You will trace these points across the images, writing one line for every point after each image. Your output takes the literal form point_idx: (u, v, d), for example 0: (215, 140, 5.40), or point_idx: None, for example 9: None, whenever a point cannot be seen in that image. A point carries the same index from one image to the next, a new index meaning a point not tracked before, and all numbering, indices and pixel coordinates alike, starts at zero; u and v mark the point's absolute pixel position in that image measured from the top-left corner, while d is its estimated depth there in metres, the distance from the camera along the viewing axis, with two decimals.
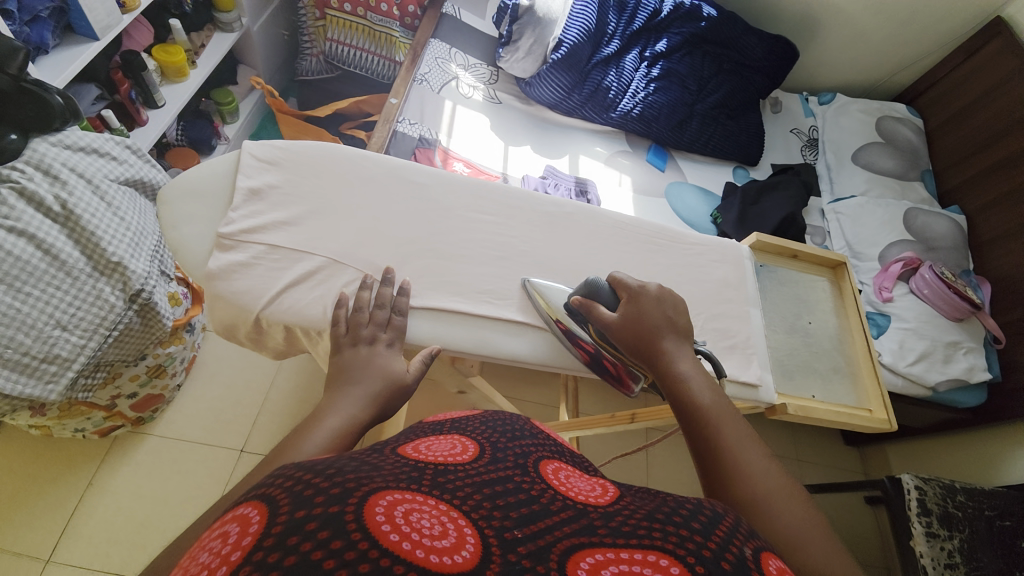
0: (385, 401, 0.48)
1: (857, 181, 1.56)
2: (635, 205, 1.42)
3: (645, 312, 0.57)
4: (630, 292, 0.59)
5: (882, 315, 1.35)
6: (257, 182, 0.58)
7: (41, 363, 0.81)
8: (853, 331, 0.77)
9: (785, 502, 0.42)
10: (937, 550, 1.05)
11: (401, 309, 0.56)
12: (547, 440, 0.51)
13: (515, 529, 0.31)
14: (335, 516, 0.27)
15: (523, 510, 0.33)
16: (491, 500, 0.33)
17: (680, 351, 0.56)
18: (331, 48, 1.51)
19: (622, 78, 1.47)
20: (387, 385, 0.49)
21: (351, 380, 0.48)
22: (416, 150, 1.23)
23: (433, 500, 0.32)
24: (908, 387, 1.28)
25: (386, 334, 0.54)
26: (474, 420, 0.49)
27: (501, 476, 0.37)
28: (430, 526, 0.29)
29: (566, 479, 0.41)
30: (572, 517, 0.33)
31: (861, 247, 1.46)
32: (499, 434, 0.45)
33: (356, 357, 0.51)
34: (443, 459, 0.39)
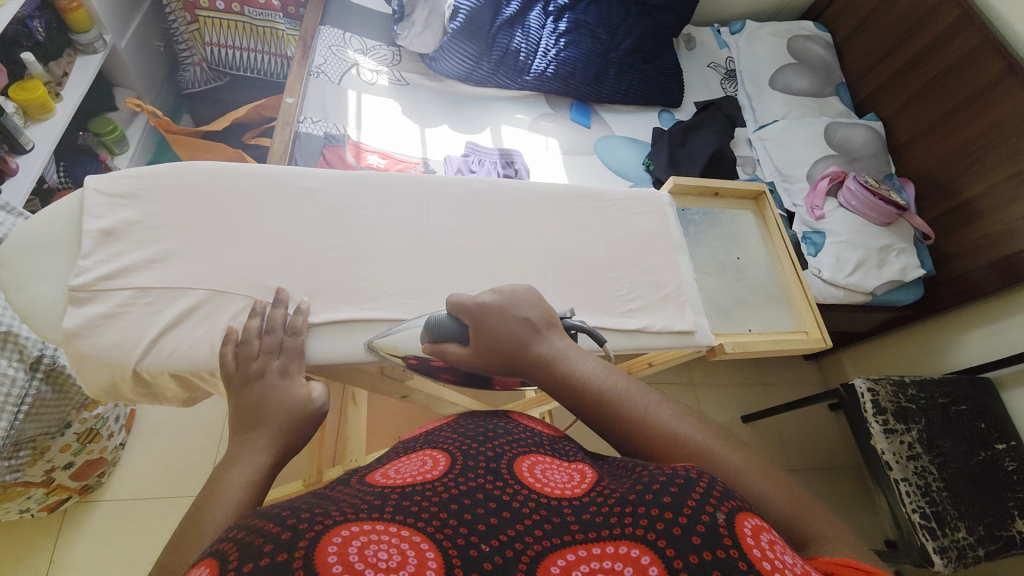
0: (297, 436, 0.43)
1: (777, 105, 1.58)
2: (567, 167, 1.39)
3: (493, 326, 0.50)
4: (471, 313, 0.51)
5: (818, 232, 1.39)
6: (111, 220, 0.51)
7: None
8: (781, 258, 0.78)
9: (713, 454, 0.40)
10: (897, 444, 1.11)
11: (295, 329, 0.51)
12: (524, 431, 0.49)
13: (482, 543, 0.32)
14: (283, 564, 0.27)
15: (490, 524, 0.34)
16: (459, 515, 0.34)
17: (546, 340, 0.50)
18: (212, 53, 1.38)
19: (530, 37, 1.40)
20: (292, 417, 0.44)
21: (249, 424, 0.42)
22: (325, 149, 1.15)
23: (394, 526, 0.32)
24: (849, 296, 1.34)
25: (279, 360, 0.48)
26: (451, 427, 0.49)
27: (469, 487, 0.37)
28: (387, 557, 0.29)
29: (542, 474, 0.41)
30: (545, 517, 0.35)
31: (790, 169, 1.48)
32: (474, 435, 0.45)
33: (251, 398, 0.44)
34: (411, 480, 0.39)
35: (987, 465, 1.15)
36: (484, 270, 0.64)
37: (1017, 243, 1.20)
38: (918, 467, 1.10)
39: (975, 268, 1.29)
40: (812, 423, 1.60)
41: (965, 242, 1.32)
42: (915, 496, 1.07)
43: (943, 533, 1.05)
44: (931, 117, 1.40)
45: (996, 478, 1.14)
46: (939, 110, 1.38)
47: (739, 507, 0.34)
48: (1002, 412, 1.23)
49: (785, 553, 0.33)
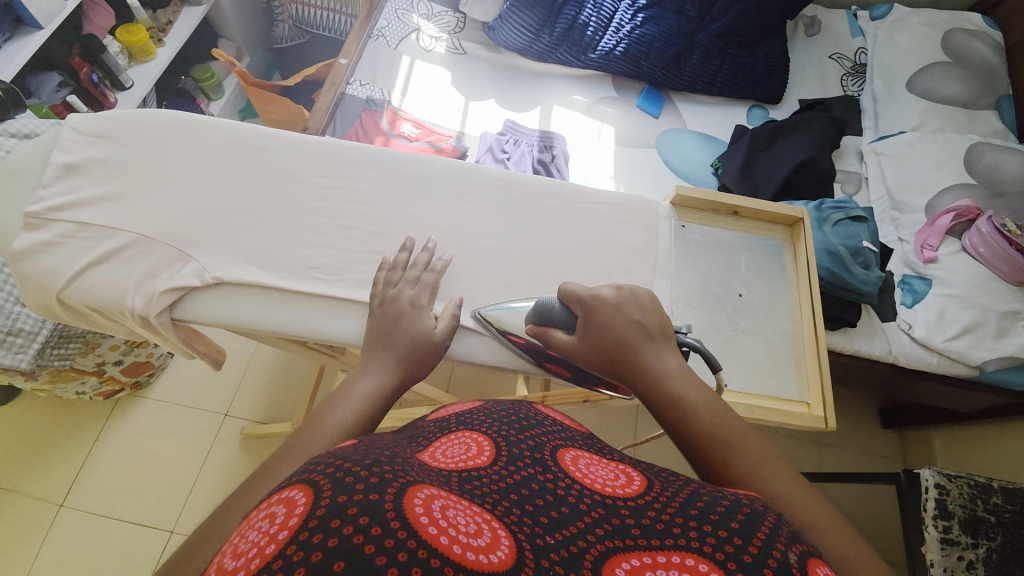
0: (417, 362, 0.50)
1: (907, 112, 1.26)
2: (616, 159, 1.25)
3: (606, 325, 0.49)
4: (583, 306, 0.50)
5: (923, 278, 1.10)
6: (77, 155, 0.55)
7: (7, 337, 0.84)
8: (802, 306, 0.63)
9: (809, 513, 0.35)
10: (954, 560, 0.87)
11: (433, 268, 0.57)
12: (554, 423, 0.41)
13: (550, 531, 0.29)
14: (374, 503, 0.24)
15: (551, 512, 0.30)
16: (519, 502, 0.30)
17: (661, 354, 0.46)
18: (298, 11, 1.48)
19: (602, 11, 1.27)
20: (417, 344, 0.50)
21: (382, 344, 0.49)
22: (363, 113, 1.16)
23: (468, 501, 0.29)
24: (945, 365, 1.06)
25: (415, 290, 0.55)
26: (476, 412, 0.41)
27: (528, 472, 0.34)
28: (466, 523, 0.27)
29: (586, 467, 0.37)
30: (607, 515, 0.30)
31: (904, 195, 1.18)
32: (505, 422, 0.39)
33: (383, 319, 0.52)
34: (461, 453, 0.36)
35: None
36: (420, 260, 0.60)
37: None
38: None
39: None
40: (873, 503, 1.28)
41: None
42: None
43: None
44: None
45: None
46: None
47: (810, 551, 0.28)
48: None
49: None
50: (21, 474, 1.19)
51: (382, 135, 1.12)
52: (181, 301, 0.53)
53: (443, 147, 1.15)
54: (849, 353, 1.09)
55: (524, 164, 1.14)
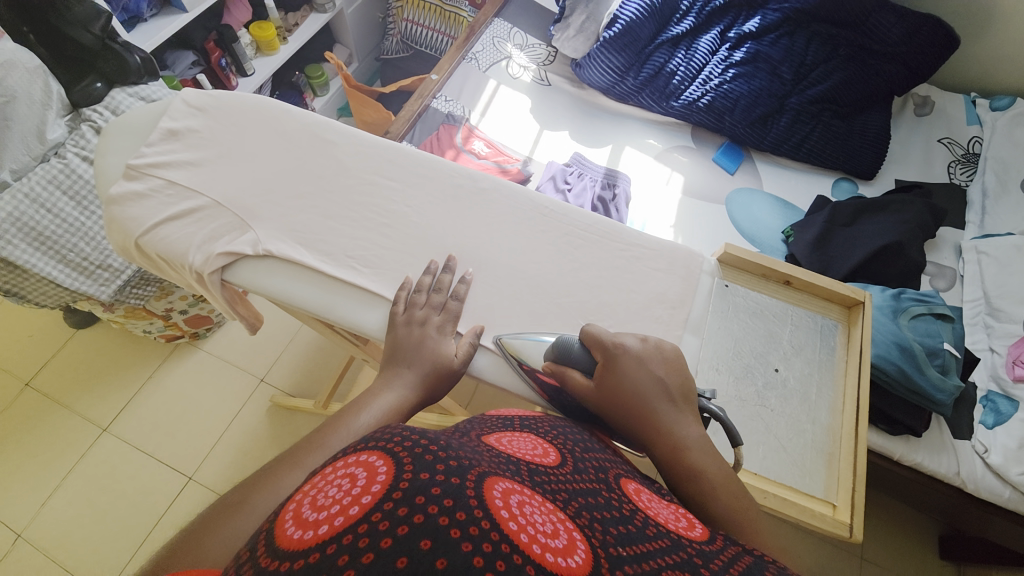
0: (434, 386, 0.52)
1: (1019, 214, 1.14)
2: (679, 208, 1.22)
3: (625, 373, 0.48)
4: (604, 353, 0.50)
5: (1010, 400, 0.95)
6: (179, 123, 0.63)
7: (97, 269, 0.97)
8: (847, 396, 0.57)
9: None
10: None
11: (457, 295, 0.59)
12: (617, 459, 0.46)
13: (618, 546, 0.30)
14: (458, 489, 0.26)
15: (620, 531, 0.31)
16: (583, 515, 0.31)
17: (681, 420, 0.47)
18: (407, 28, 1.60)
19: (692, 62, 1.27)
20: (435, 368, 0.52)
21: (404, 361, 0.52)
22: (441, 126, 1.23)
23: (538, 498, 0.30)
24: (1018, 503, 0.90)
25: (439, 317, 0.57)
26: (542, 422, 0.47)
27: (590, 491, 0.35)
28: (543, 522, 0.28)
29: (649, 506, 0.37)
30: (672, 549, 0.31)
31: (1003, 301, 1.04)
32: (573, 442, 0.44)
33: (410, 337, 0.54)
34: (530, 456, 0.37)
35: None
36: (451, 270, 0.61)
37: None
38: None
39: None
40: None
41: None
42: None
43: None
44: None
45: None
46: None
47: None
48: None
49: None
50: (82, 393, 1.33)
51: (453, 148, 1.18)
52: (234, 265, 0.57)
53: (508, 168, 1.18)
54: (907, 465, 0.96)
55: (583, 198, 1.14)
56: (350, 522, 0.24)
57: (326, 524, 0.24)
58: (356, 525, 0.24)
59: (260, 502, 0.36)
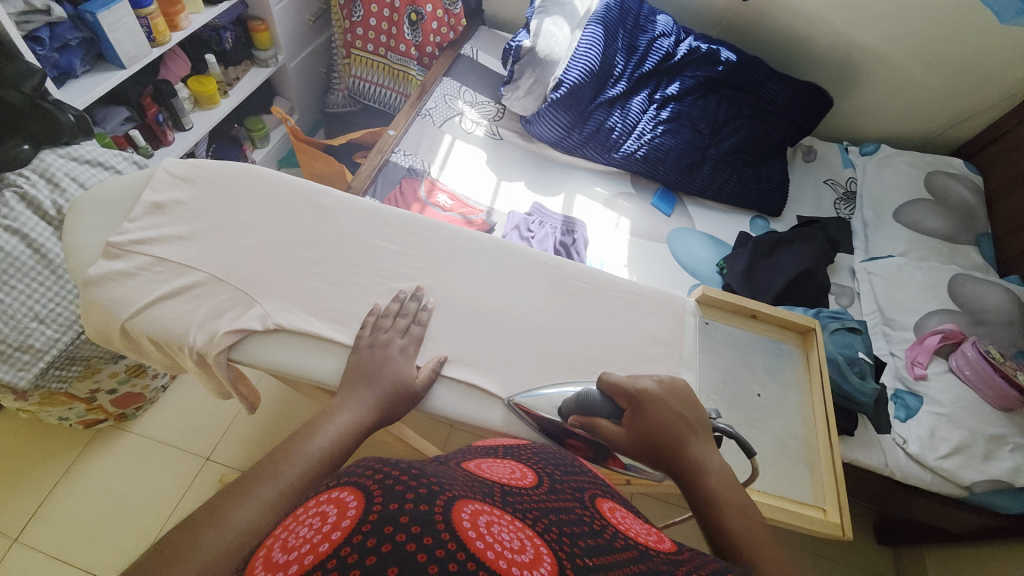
0: (392, 407, 0.54)
1: (895, 240, 1.39)
2: (630, 248, 1.34)
3: (651, 412, 0.54)
4: (630, 399, 0.55)
5: (914, 395, 1.14)
6: (164, 196, 0.61)
7: (15, 351, 0.83)
8: (816, 411, 0.67)
9: None
10: None
11: (421, 320, 0.61)
12: (597, 477, 0.50)
13: (585, 557, 0.31)
14: (425, 514, 0.27)
15: (590, 542, 0.33)
16: (558, 528, 0.33)
17: (704, 451, 0.52)
18: (354, 84, 1.62)
19: (627, 119, 1.43)
20: (394, 389, 0.55)
21: (364, 382, 0.54)
22: (403, 180, 1.25)
23: (509, 517, 0.32)
24: (938, 483, 1.06)
25: (402, 340, 0.59)
26: (525, 449, 0.51)
27: (562, 507, 0.37)
28: (510, 539, 0.29)
29: (621, 520, 0.41)
30: (639, 558, 0.33)
31: (894, 313, 1.26)
32: (555, 467, 0.47)
33: (372, 360, 0.56)
34: (506, 480, 0.39)
35: None
36: (464, 329, 0.64)
37: None
38: None
39: None
40: None
41: None
42: None
43: None
44: None
45: None
46: None
47: None
48: None
49: None
50: None
51: (419, 202, 1.21)
52: (241, 343, 0.56)
53: (473, 219, 1.23)
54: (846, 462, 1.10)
55: (546, 244, 1.21)
56: (318, 559, 0.25)
57: (294, 564, 0.25)
58: (325, 562, 0.25)
59: (208, 540, 0.37)
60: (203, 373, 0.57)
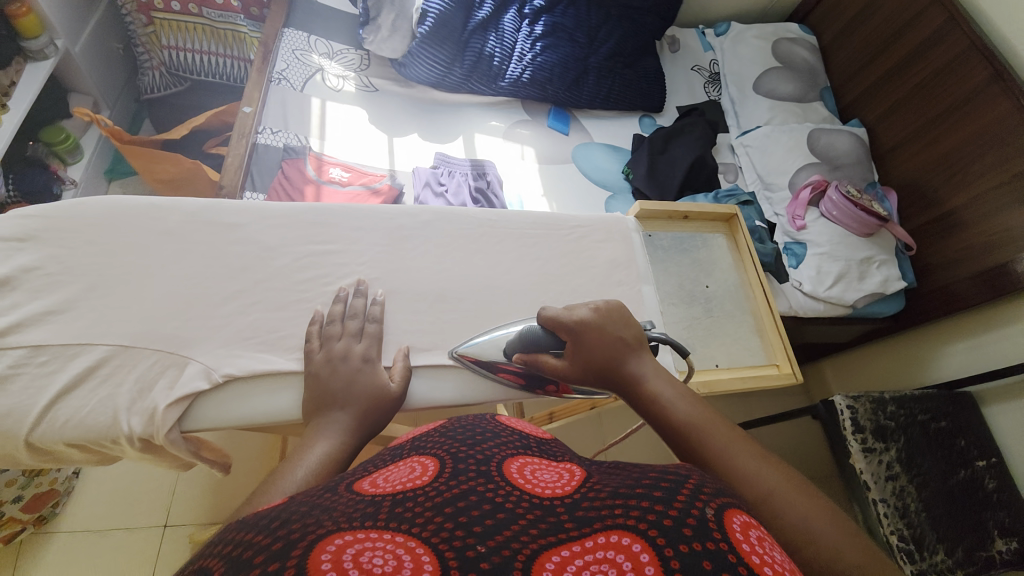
0: (371, 419, 0.50)
1: (759, 110, 1.52)
2: (542, 177, 1.33)
3: (595, 335, 0.53)
4: (569, 331, 0.54)
5: (799, 243, 1.33)
6: (6, 267, 0.50)
7: None
8: (752, 286, 0.78)
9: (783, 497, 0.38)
10: (876, 464, 1.07)
11: (373, 317, 0.58)
12: (511, 434, 0.47)
13: (478, 540, 0.29)
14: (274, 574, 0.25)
15: (487, 522, 0.30)
16: (452, 518, 0.31)
17: (639, 361, 0.52)
18: (169, 57, 1.30)
19: (505, 41, 1.35)
20: (372, 399, 0.51)
21: (336, 404, 0.49)
22: (283, 163, 1.09)
23: (387, 533, 0.30)
24: (829, 309, 1.29)
25: (361, 343, 0.55)
26: (436, 434, 0.46)
27: (464, 487, 0.34)
28: (382, 563, 0.27)
29: (531, 474, 0.39)
30: (538, 517, 0.32)
31: (771, 177, 1.42)
32: (461, 437, 0.43)
33: (338, 379, 0.52)
34: (402, 486, 0.36)
35: (968, 483, 1.13)
36: (431, 309, 0.63)
37: (1008, 253, 1.15)
38: (896, 488, 1.06)
39: (958, 280, 1.25)
40: (802, 433, 1.53)
41: (949, 253, 1.28)
42: (892, 517, 1.03)
43: (920, 557, 1.01)
44: (916, 124, 1.36)
45: (976, 496, 1.12)
46: (923, 118, 1.34)
47: (727, 504, 0.32)
48: (983, 429, 1.21)
49: (773, 549, 0.31)
50: None
51: (311, 183, 1.08)
52: (190, 410, 0.52)
53: (378, 187, 1.13)
54: None
55: (462, 194, 1.16)
56: None
57: None
58: None
59: None
60: (149, 454, 0.53)
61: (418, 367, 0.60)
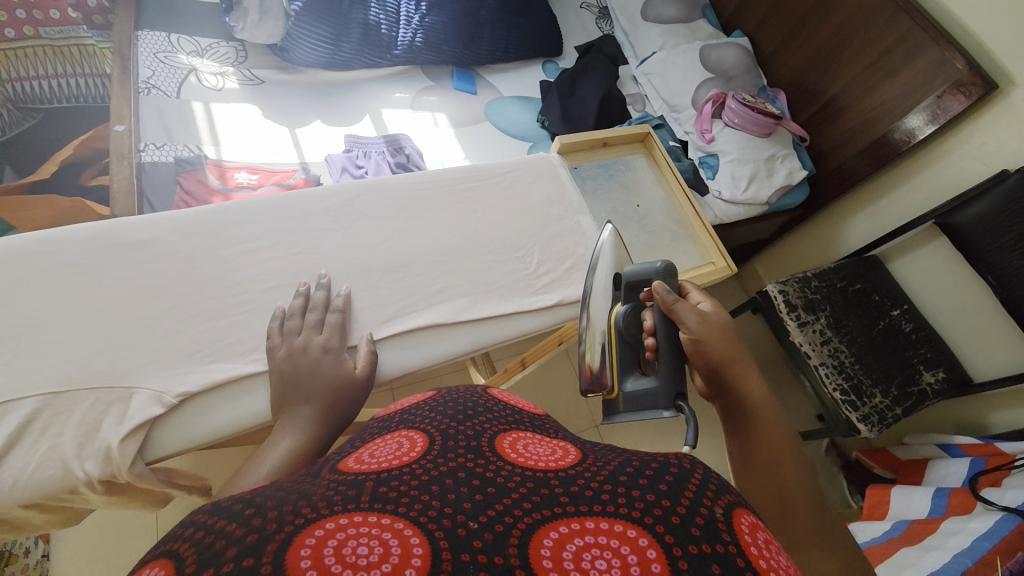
0: (339, 409, 0.49)
1: (651, 37, 1.56)
2: (460, 140, 1.31)
3: (718, 328, 0.52)
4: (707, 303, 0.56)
5: (711, 155, 1.42)
6: None
7: None
8: (678, 197, 0.84)
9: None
10: (811, 334, 1.21)
11: (335, 308, 0.57)
12: (501, 410, 0.47)
13: (471, 522, 0.29)
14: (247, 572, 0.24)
15: (476, 500, 0.31)
16: (440, 495, 0.31)
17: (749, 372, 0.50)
18: (12, 88, 1.13)
19: (387, 6, 1.27)
20: (337, 388, 0.50)
21: (301, 399, 0.49)
22: (179, 177, 1.00)
23: (374, 516, 0.29)
24: (749, 210, 1.40)
25: (321, 334, 0.55)
26: (418, 409, 0.46)
27: (452, 466, 0.35)
28: (368, 552, 0.27)
29: (524, 449, 0.39)
30: (532, 490, 0.32)
31: (676, 99, 1.49)
32: (450, 415, 0.43)
33: (299, 372, 0.51)
34: (390, 461, 0.36)
35: (889, 331, 1.29)
36: (379, 285, 0.62)
37: (884, 125, 1.28)
38: (830, 350, 1.20)
39: (848, 159, 1.39)
40: (749, 329, 1.68)
41: (836, 137, 1.41)
42: (834, 375, 1.18)
43: (862, 403, 1.16)
44: (789, 24, 1.46)
45: (898, 340, 1.28)
46: (794, 17, 1.44)
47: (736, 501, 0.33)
48: (891, 283, 1.38)
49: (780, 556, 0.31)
50: None
51: (218, 194, 1.00)
52: (146, 441, 0.50)
53: (294, 183, 1.08)
54: None
55: (383, 173, 1.13)
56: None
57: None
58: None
59: None
60: (120, 494, 0.51)
61: (385, 343, 0.60)
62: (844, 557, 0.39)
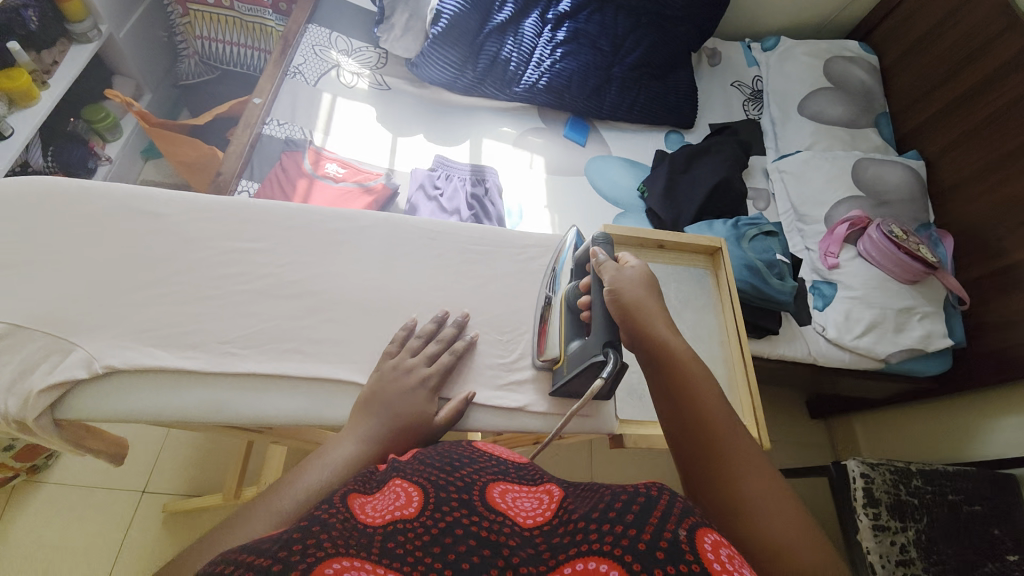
0: (408, 436, 0.55)
1: (801, 133, 1.38)
2: (547, 187, 1.27)
3: (638, 291, 0.58)
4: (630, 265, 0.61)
5: (829, 283, 1.20)
6: None
7: None
8: (729, 330, 0.77)
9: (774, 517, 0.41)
10: (887, 545, 0.92)
11: (453, 349, 0.66)
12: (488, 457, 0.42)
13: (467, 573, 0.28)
14: None
15: (476, 555, 0.29)
16: (438, 553, 0.29)
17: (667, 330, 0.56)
18: (203, 46, 1.37)
19: (522, 46, 1.31)
20: (409, 417, 0.56)
21: (377, 410, 0.56)
22: (282, 154, 1.10)
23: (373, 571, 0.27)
24: (855, 361, 1.15)
25: (426, 368, 0.62)
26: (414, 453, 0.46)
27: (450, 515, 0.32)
28: None
29: (512, 500, 0.37)
30: (519, 546, 0.31)
31: (807, 208, 1.29)
32: (430, 455, 0.41)
33: (391, 384, 0.59)
34: (385, 512, 0.33)
35: None
36: None
37: None
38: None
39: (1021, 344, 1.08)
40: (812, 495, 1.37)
41: (1009, 312, 1.10)
42: None
43: None
44: (984, 159, 1.18)
45: None
46: (997, 153, 1.16)
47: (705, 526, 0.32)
48: None
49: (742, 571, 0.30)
50: None
51: (303, 177, 1.08)
52: (65, 398, 0.58)
53: (372, 185, 1.12)
54: (774, 357, 1.15)
55: (456, 199, 1.13)
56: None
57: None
58: None
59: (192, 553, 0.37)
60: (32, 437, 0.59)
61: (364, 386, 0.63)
62: (789, 491, 0.43)
